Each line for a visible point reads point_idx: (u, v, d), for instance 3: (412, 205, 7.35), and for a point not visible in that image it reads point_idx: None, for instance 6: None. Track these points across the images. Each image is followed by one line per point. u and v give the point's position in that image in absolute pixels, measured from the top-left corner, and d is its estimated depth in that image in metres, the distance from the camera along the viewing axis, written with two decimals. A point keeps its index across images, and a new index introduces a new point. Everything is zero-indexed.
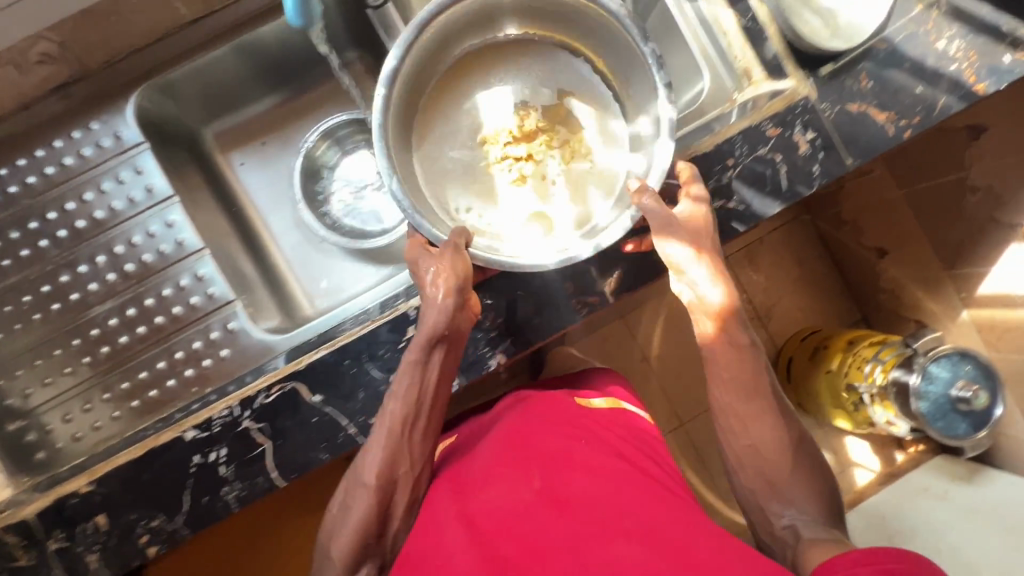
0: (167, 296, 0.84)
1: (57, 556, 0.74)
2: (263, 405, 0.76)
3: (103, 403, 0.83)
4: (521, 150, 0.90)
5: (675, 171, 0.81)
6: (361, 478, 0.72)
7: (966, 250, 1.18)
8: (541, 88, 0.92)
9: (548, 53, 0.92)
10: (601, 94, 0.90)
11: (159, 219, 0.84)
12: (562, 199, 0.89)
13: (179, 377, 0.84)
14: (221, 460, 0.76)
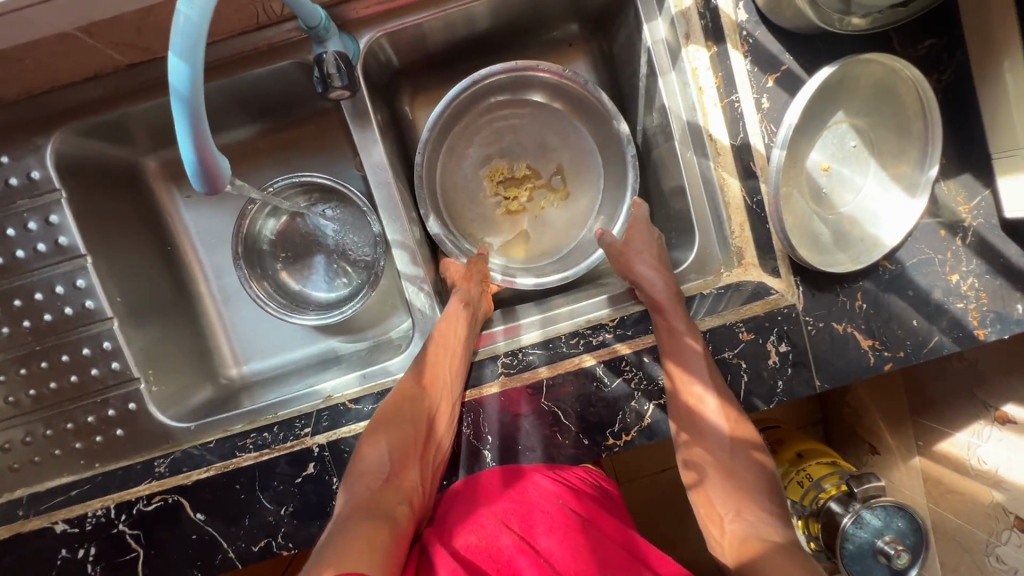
0: (67, 359, 0.78)
1: None
2: (142, 513, 0.72)
3: None
4: (517, 187, 0.96)
5: (628, 356, 0.74)
6: (382, 432, 0.67)
7: (937, 406, 1.12)
8: (538, 151, 0.97)
9: (551, 120, 0.96)
10: (590, 162, 0.97)
11: (64, 278, 0.77)
12: (546, 240, 0.98)
13: (66, 449, 0.79)
14: (89, 558, 0.72)
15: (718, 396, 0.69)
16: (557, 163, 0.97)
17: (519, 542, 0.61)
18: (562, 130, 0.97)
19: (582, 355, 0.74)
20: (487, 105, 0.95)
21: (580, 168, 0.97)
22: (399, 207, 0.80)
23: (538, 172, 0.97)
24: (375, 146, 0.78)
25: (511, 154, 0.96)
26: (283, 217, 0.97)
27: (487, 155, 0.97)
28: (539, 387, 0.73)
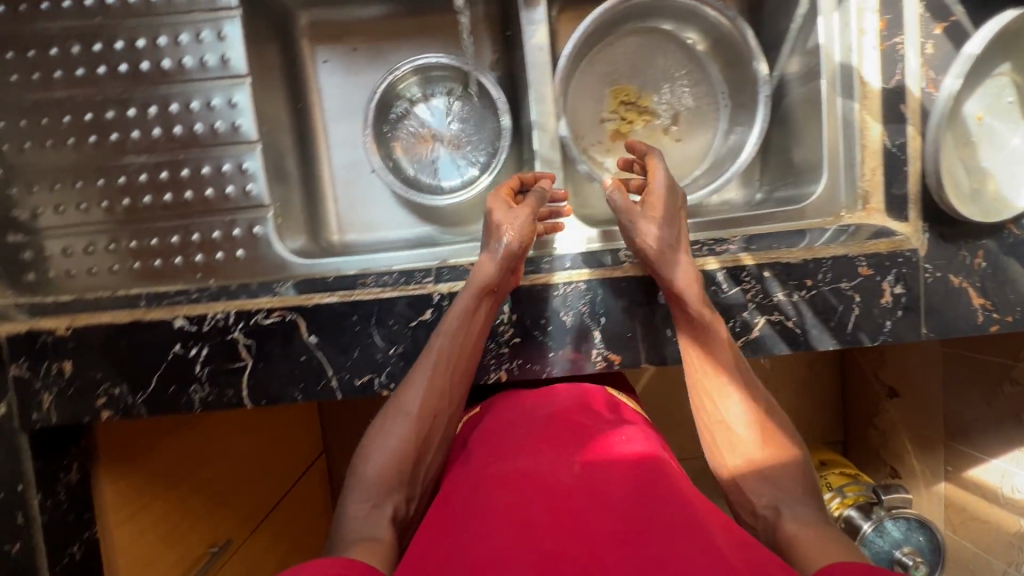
0: (205, 174, 0.81)
1: (16, 383, 0.74)
2: (258, 325, 0.74)
3: (104, 252, 0.81)
4: (639, 113, 0.99)
5: (750, 268, 0.76)
6: (388, 436, 0.69)
7: (974, 432, 1.07)
8: (669, 83, 0.99)
9: (689, 57, 0.99)
10: (716, 104, 1.00)
11: (221, 93, 0.79)
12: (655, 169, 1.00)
13: (187, 260, 0.81)
14: (199, 358, 0.74)
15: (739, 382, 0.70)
16: (684, 100, 0.99)
17: (528, 470, 0.62)
18: (693, 72, 0.99)
19: (704, 258, 0.77)
20: (632, 28, 0.97)
21: (708, 110, 0.99)
22: (547, 90, 0.81)
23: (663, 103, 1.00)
24: (539, 28, 0.80)
25: (644, 80, 0.99)
26: (415, 100, 1.00)
27: (619, 77, 0.99)
28: (659, 280, 0.76)
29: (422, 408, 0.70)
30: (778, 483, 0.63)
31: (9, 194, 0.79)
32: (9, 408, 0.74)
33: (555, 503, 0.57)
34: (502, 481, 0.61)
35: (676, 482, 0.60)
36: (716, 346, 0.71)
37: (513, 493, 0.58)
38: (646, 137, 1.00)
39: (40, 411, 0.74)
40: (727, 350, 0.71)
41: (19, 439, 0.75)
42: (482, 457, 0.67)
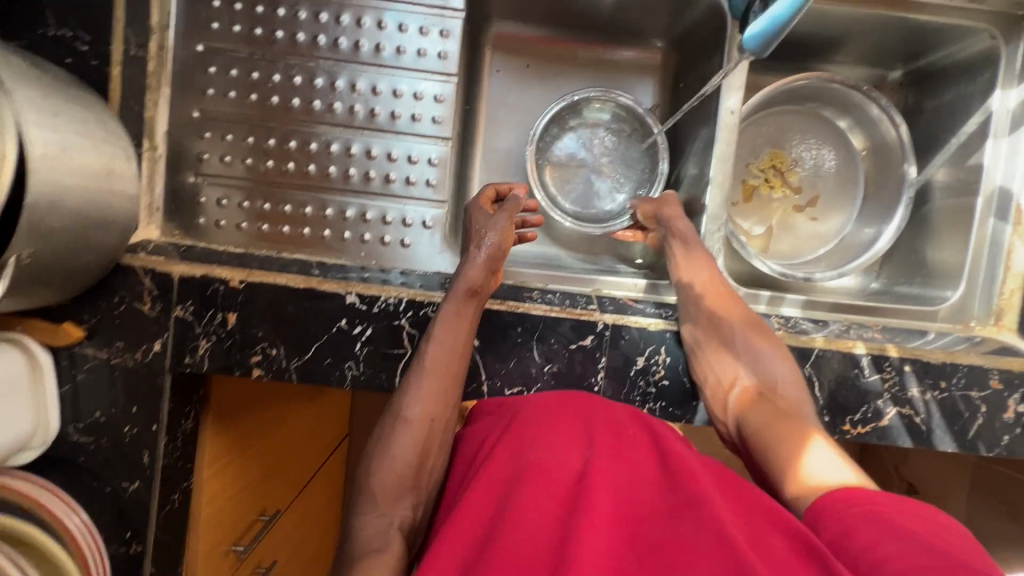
0: (393, 159, 0.82)
1: (177, 323, 0.74)
2: (426, 317, 0.75)
3: (277, 213, 0.82)
4: (779, 184, 1.05)
5: (894, 360, 0.79)
6: (394, 442, 0.70)
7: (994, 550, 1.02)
8: (812, 166, 1.06)
9: (838, 146, 1.05)
10: (851, 195, 1.05)
11: (428, 87, 0.81)
12: (779, 240, 1.05)
13: (354, 236, 0.82)
14: (361, 337, 0.75)
15: (767, 364, 0.75)
16: (822, 185, 1.06)
17: (533, 463, 0.63)
18: (839, 167, 1.05)
19: (854, 342, 0.80)
20: (796, 108, 1.04)
21: (841, 200, 1.05)
22: (730, 150, 0.85)
23: (802, 182, 1.06)
24: (736, 93, 0.84)
25: (792, 155, 1.05)
26: (585, 132, 1.01)
27: (772, 146, 1.05)
28: (808, 354, 0.79)
29: (424, 409, 0.71)
30: (787, 436, 0.66)
31: (206, 137, 0.81)
32: (165, 347, 0.74)
33: (563, 495, 0.60)
34: (514, 472, 0.62)
35: (686, 466, 0.62)
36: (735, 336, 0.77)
37: (526, 481, 0.60)
38: (778, 206, 1.05)
39: (193, 356, 0.74)
40: (726, 330, 0.77)
41: (163, 379, 0.74)
42: (485, 445, 0.69)
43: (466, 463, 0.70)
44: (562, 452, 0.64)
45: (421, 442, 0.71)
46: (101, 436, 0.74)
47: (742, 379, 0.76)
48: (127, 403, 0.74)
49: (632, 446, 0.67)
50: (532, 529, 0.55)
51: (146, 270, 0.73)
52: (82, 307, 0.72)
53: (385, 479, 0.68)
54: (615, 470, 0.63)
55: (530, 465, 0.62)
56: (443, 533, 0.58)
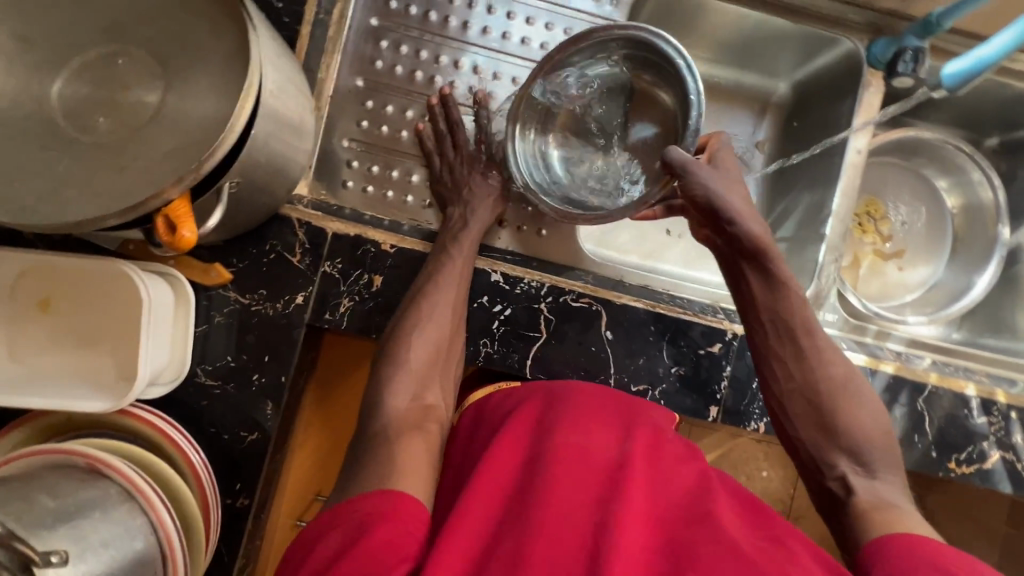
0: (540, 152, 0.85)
1: (323, 278, 0.74)
2: (566, 305, 0.77)
3: (420, 188, 0.83)
4: (869, 227, 1.09)
5: (1002, 405, 0.82)
6: (400, 358, 0.69)
7: None
8: (901, 215, 1.10)
9: (928, 200, 1.10)
10: (935, 248, 1.09)
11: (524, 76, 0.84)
12: (863, 280, 1.09)
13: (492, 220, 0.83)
14: (500, 316, 0.76)
15: (867, 414, 0.69)
16: (908, 235, 1.10)
17: (564, 445, 0.61)
18: (930, 222, 1.09)
19: (964, 382, 0.83)
20: (894, 159, 1.09)
21: (926, 252, 1.09)
22: (853, 186, 0.89)
23: (889, 229, 1.10)
24: (865, 134, 0.89)
25: (885, 203, 1.10)
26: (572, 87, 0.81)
27: (867, 192, 1.10)
28: (922, 388, 0.81)
29: (431, 326, 0.71)
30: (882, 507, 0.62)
31: (367, 106, 0.82)
32: (306, 300, 0.74)
33: (594, 480, 0.59)
34: (543, 451, 0.61)
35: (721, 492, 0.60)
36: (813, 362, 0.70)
37: (556, 461, 0.59)
38: (866, 249, 1.09)
39: (333, 313, 0.74)
40: (823, 375, 0.70)
41: (299, 331, 0.74)
42: (509, 410, 0.68)
43: (487, 428, 0.69)
44: (595, 437, 0.63)
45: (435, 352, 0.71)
46: (228, 382, 0.73)
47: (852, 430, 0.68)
48: (258, 353, 0.74)
49: (667, 453, 0.64)
50: (554, 506, 0.55)
51: (302, 223, 0.74)
52: (233, 251, 0.73)
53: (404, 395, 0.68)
54: (648, 468, 0.61)
55: (558, 445, 0.61)
56: (462, 498, 0.57)
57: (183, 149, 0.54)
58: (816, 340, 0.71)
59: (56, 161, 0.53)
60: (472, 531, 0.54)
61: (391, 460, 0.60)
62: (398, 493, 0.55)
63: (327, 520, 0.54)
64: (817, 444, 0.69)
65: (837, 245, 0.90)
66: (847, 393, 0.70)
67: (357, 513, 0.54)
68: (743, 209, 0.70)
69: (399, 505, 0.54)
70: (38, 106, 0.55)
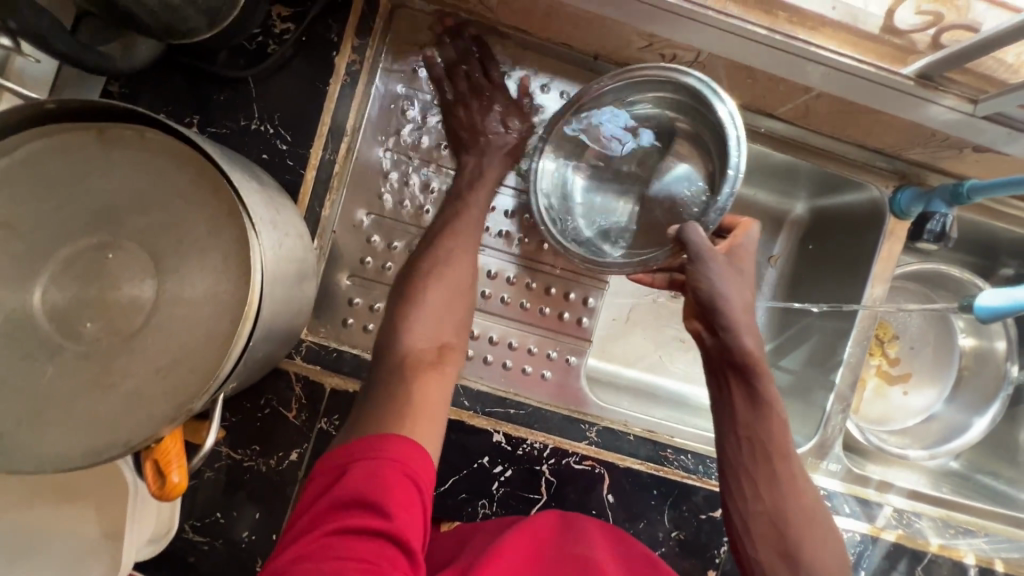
0: (550, 291, 0.83)
1: (318, 435, 0.72)
2: (568, 466, 0.75)
3: None
4: (877, 349, 1.08)
5: (999, 573, 0.82)
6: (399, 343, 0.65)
7: None
8: (910, 337, 1.08)
9: (938, 325, 1.08)
10: (941, 373, 1.08)
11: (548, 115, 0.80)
12: (868, 401, 1.07)
13: (534, 307, 0.82)
14: (500, 477, 0.74)
15: (832, 548, 0.64)
16: (916, 357, 1.08)
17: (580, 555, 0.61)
18: (938, 347, 1.08)
19: (964, 549, 0.83)
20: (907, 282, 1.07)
21: (933, 376, 1.08)
22: (868, 335, 0.88)
23: (897, 350, 1.08)
24: (880, 285, 0.87)
25: (895, 324, 1.08)
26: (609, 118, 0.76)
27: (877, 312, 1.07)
28: (921, 557, 0.81)
29: (438, 303, 0.68)
30: None
31: (371, 241, 0.79)
32: (301, 457, 0.71)
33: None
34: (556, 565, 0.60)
35: None
36: (787, 490, 0.66)
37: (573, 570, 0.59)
38: (871, 369, 1.08)
39: None
40: (792, 493, 0.66)
41: (292, 489, 0.72)
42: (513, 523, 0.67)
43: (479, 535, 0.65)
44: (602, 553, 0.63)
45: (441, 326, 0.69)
46: (215, 538, 0.71)
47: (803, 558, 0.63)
48: (249, 509, 0.71)
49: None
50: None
51: (299, 377, 0.71)
52: (227, 406, 0.70)
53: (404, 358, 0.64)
54: None
55: (569, 556, 0.61)
56: None
57: (177, 365, 0.50)
58: (791, 468, 0.66)
59: (42, 374, 0.50)
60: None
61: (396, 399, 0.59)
62: (425, 452, 0.54)
63: (346, 448, 0.53)
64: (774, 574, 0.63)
65: (848, 392, 0.88)
66: (815, 529, 0.65)
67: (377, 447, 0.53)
68: (740, 307, 0.66)
69: (410, 452, 0.53)
70: (20, 309, 0.51)
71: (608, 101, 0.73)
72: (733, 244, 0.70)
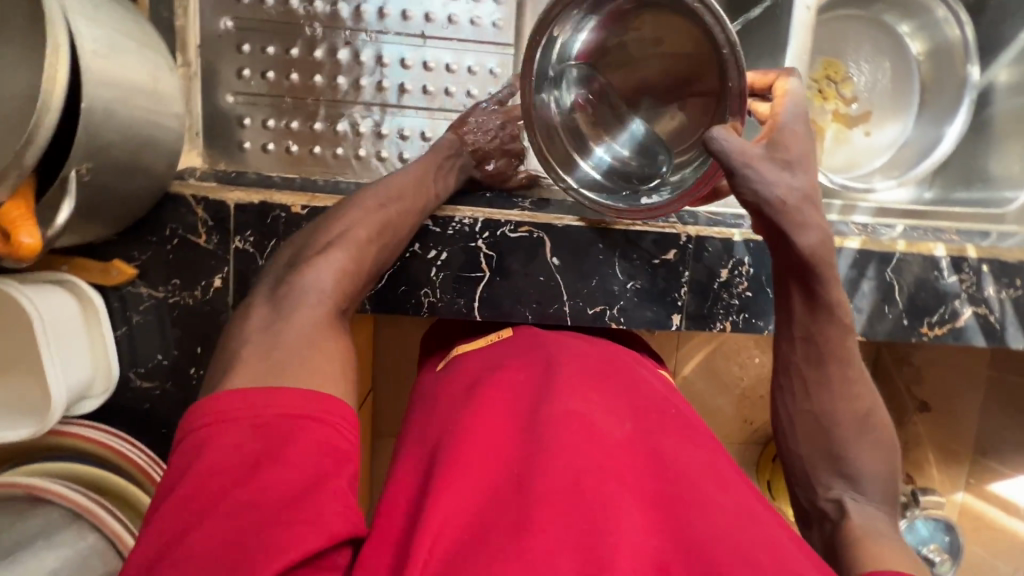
0: (451, 71, 0.78)
1: (236, 255, 0.68)
2: (504, 237, 0.71)
3: (313, 134, 0.76)
4: (832, 93, 1.00)
5: (973, 261, 0.79)
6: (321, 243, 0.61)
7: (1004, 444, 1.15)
8: (866, 72, 1.01)
9: (895, 51, 1.00)
10: (903, 102, 1.01)
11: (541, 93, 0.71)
12: (831, 150, 1.01)
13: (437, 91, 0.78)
14: (437, 262, 0.71)
15: (876, 434, 0.61)
16: (876, 93, 1.01)
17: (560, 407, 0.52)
18: (897, 74, 1.01)
19: (933, 243, 0.79)
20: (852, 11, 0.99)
21: (894, 107, 1.01)
22: (808, 49, 0.81)
23: (853, 90, 1.01)
24: None
25: (846, 63, 1.00)
26: (562, 88, 0.66)
27: (826, 52, 0.99)
28: (889, 258, 0.78)
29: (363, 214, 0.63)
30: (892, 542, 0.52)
31: (243, 51, 0.73)
32: (225, 283, 0.68)
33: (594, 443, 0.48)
34: (540, 415, 0.51)
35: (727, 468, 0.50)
36: (834, 389, 0.61)
37: (557, 422, 0.50)
38: (830, 115, 1.01)
39: (257, 291, 0.69)
40: (846, 387, 0.61)
41: (227, 316, 0.69)
42: (489, 388, 0.58)
43: (453, 406, 0.59)
44: (593, 400, 0.54)
45: (356, 268, 0.60)
46: (164, 381, 0.69)
47: (847, 457, 0.59)
48: (189, 345, 0.69)
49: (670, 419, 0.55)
50: (546, 481, 0.44)
51: (197, 199, 0.67)
52: (131, 242, 0.66)
53: (311, 311, 0.54)
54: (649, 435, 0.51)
55: (558, 411, 0.51)
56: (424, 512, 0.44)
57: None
58: (845, 369, 0.61)
59: None
60: (454, 517, 0.43)
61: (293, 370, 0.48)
62: (316, 396, 0.47)
63: (232, 401, 0.46)
64: (813, 462, 0.61)
65: None
66: (866, 427, 0.61)
67: (278, 417, 0.45)
68: (788, 195, 0.54)
69: (312, 405, 0.47)
70: None
71: (543, 80, 0.65)
72: (771, 131, 0.56)
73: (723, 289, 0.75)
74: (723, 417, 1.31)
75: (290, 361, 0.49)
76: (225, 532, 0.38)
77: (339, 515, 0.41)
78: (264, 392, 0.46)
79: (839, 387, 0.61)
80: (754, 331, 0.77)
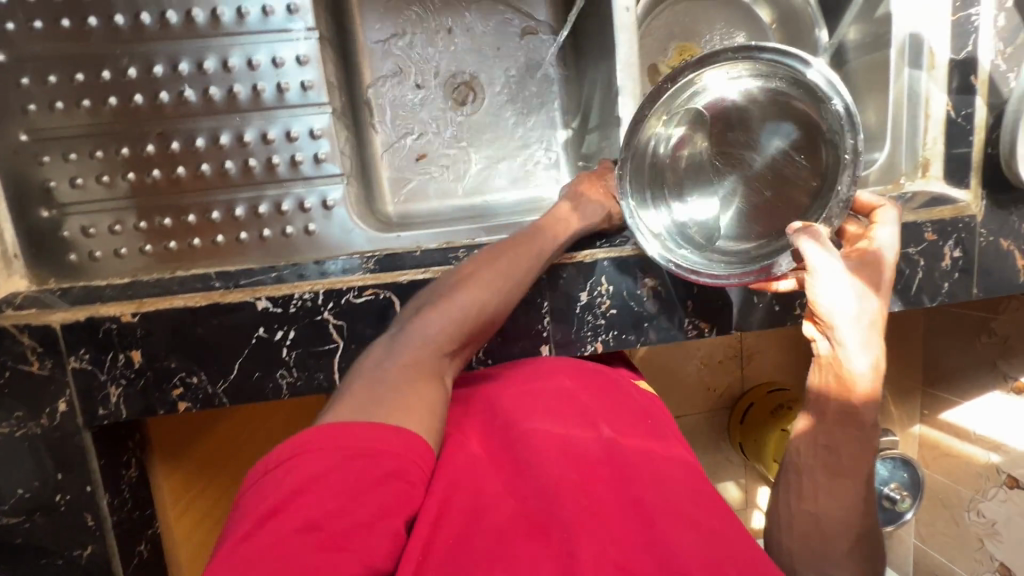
0: (271, 140, 0.75)
1: (76, 375, 0.66)
2: (350, 304, 0.70)
3: (141, 232, 0.73)
4: None
5: None
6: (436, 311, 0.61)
7: (948, 370, 1.18)
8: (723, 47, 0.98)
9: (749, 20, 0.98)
10: None
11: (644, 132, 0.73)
12: None
13: (262, 162, 0.75)
14: (286, 342, 0.69)
15: (863, 536, 0.62)
16: None
17: (551, 434, 0.58)
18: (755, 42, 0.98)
19: None
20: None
21: None
22: (634, 53, 0.79)
23: None
24: None
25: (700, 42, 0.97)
26: (669, 131, 0.72)
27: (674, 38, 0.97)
28: None
29: (472, 288, 0.64)
30: None
31: (45, 161, 0.70)
32: (71, 405, 0.67)
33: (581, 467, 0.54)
34: (529, 441, 0.57)
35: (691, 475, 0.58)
36: (838, 489, 0.63)
37: (544, 448, 0.56)
38: None
39: (107, 406, 0.68)
40: (848, 485, 0.63)
41: (84, 436, 0.68)
42: (519, 412, 0.61)
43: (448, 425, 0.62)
44: (575, 426, 0.60)
45: (455, 329, 0.61)
46: (34, 512, 0.68)
47: (833, 553, 0.61)
48: (50, 472, 0.68)
49: (640, 435, 0.62)
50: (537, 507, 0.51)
51: (20, 327, 0.65)
52: None
53: (417, 352, 0.58)
54: (627, 452, 0.58)
55: (546, 438, 0.57)
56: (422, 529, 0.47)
57: None
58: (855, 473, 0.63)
59: None
60: (456, 540, 0.47)
61: (383, 405, 0.52)
62: (395, 434, 0.49)
63: (325, 437, 0.47)
64: (799, 557, 0.63)
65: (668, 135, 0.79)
66: (857, 527, 0.62)
67: (372, 452, 0.47)
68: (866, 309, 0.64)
69: (379, 436, 0.48)
70: None
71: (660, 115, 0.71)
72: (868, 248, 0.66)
73: (586, 311, 0.75)
74: (688, 385, 1.27)
75: (386, 402, 0.52)
76: (289, 546, 0.40)
77: (383, 550, 0.43)
78: (350, 428, 0.48)
79: (858, 450, 0.63)
80: (629, 346, 0.77)
